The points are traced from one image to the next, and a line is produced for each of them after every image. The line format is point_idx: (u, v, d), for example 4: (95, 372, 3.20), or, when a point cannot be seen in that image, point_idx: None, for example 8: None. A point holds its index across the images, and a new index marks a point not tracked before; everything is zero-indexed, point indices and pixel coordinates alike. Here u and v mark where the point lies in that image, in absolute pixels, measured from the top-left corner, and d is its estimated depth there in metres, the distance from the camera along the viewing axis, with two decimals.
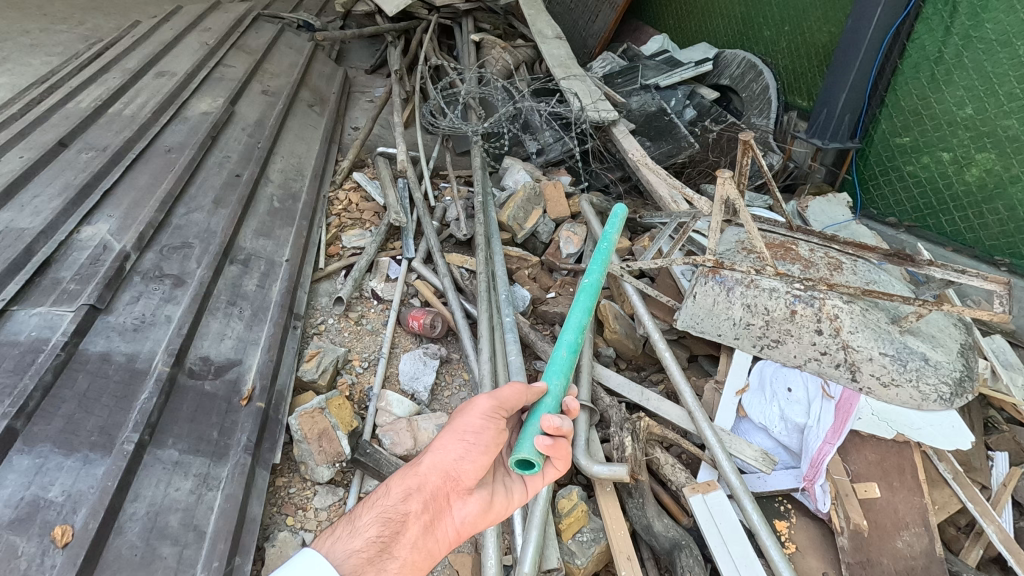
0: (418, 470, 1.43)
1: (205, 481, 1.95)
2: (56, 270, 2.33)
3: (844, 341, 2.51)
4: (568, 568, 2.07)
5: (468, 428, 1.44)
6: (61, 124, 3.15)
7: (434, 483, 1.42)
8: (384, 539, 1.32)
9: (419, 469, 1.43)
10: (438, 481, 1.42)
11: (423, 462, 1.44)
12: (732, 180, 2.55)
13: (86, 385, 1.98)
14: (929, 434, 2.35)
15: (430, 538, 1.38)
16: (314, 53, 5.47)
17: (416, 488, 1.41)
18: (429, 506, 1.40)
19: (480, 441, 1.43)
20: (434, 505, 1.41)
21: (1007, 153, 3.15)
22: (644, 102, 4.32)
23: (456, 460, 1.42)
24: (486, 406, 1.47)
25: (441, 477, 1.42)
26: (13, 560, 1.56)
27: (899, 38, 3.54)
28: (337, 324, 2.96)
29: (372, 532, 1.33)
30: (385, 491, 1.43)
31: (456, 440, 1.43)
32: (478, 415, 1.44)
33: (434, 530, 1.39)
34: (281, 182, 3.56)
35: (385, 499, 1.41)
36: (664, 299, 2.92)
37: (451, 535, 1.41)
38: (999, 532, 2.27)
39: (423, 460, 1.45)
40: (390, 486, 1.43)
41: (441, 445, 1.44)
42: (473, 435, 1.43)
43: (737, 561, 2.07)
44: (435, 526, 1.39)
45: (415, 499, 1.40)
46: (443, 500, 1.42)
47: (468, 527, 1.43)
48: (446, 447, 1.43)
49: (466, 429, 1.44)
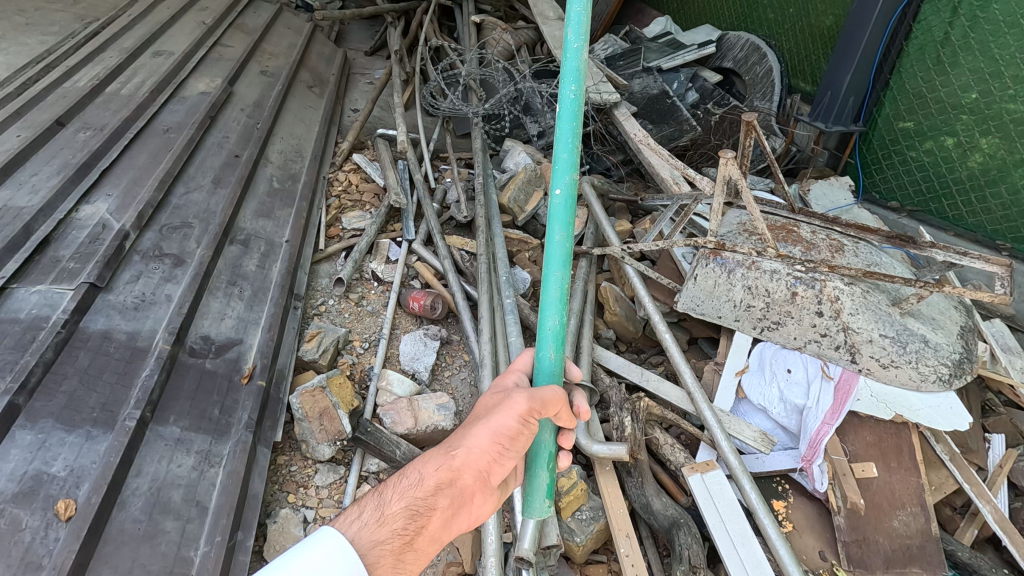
0: (454, 463, 1.28)
1: (207, 458, 1.96)
2: (56, 248, 2.33)
3: (844, 323, 2.48)
4: (567, 545, 2.10)
5: (506, 429, 1.28)
6: (59, 103, 3.12)
7: (470, 480, 1.28)
8: (411, 536, 1.18)
9: (457, 461, 1.28)
10: (471, 478, 1.29)
11: (460, 453, 1.28)
12: (734, 160, 2.51)
13: (87, 362, 1.98)
14: (927, 415, 2.36)
15: (447, 533, 1.27)
16: (312, 34, 5.42)
17: (450, 482, 1.27)
18: (457, 502, 1.28)
19: (514, 445, 1.31)
20: (463, 502, 1.29)
21: (1012, 137, 3.13)
22: (646, 85, 4.25)
23: (492, 460, 1.29)
24: (527, 412, 1.28)
25: (478, 475, 1.29)
26: (17, 533, 1.57)
27: (905, 19, 3.48)
28: (338, 305, 2.96)
29: (397, 527, 1.18)
30: (416, 478, 1.27)
31: (494, 445, 1.29)
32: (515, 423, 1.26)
33: (453, 526, 1.28)
34: (280, 164, 3.54)
35: (414, 489, 1.26)
36: (665, 281, 2.89)
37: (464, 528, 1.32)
38: (994, 513, 2.29)
39: (460, 450, 1.29)
40: (421, 473, 1.28)
41: (482, 442, 1.29)
42: (508, 441, 1.30)
43: (734, 539, 2.08)
44: (454, 521, 1.29)
45: (444, 493, 1.27)
46: (470, 497, 1.30)
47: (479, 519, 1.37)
48: (487, 445, 1.29)
49: (505, 432, 1.29)
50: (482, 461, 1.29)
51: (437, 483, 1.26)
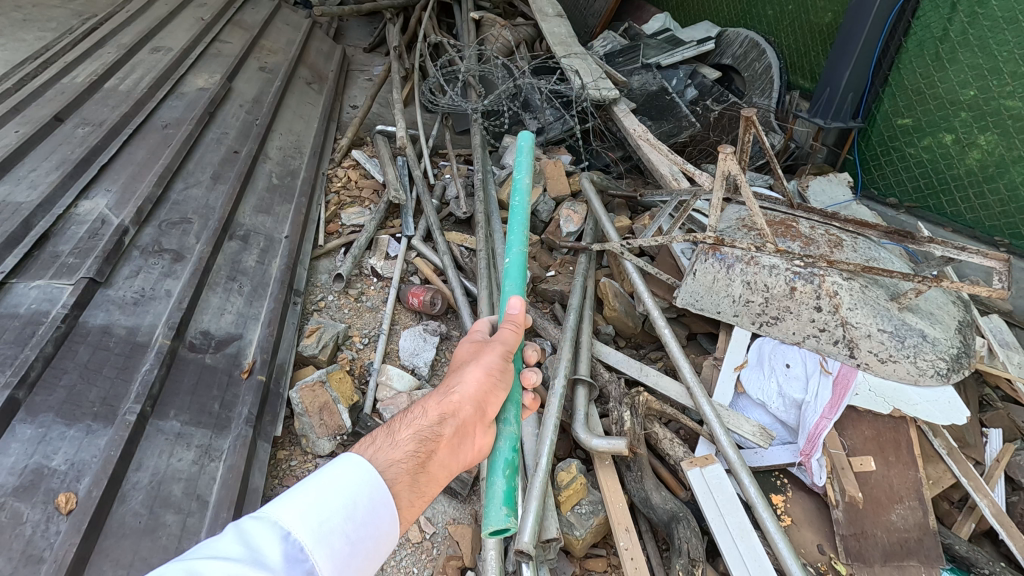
0: (454, 396, 1.36)
1: (208, 452, 1.97)
2: (55, 244, 2.32)
3: (842, 318, 2.49)
4: (567, 539, 2.10)
5: (494, 365, 1.45)
6: (57, 99, 3.11)
7: (471, 410, 1.37)
8: (425, 457, 1.23)
9: (456, 395, 1.37)
10: (471, 410, 1.37)
11: (459, 388, 1.38)
12: (733, 155, 2.51)
13: (87, 357, 1.98)
14: (925, 409, 2.38)
15: (455, 462, 1.32)
16: (311, 30, 5.41)
17: (453, 412, 1.34)
18: (461, 432, 1.34)
19: (503, 379, 1.46)
20: (466, 433, 1.35)
21: (1010, 133, 3.13)
22: (645, 81, 4.26)
23: (486, 391, 1.41)
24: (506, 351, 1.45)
25: (476, 407, 1.38)
26: (18, 526, 1.57)
27: (904, 16, 3.49)
28: (337, 300, 2.96)
29: (411, 449, 1.22)
30: (420, 412, 1.33)
31: (486, 378, 1.42)
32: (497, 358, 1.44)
33: (460, 453, 1.33)
34: (280, 160, 3.53)
35: (421, 419, 1.31)
36: (664, 276, 2.90)
37: (469, 462, 1.37)
38: (991, 506, 2.31)
39: (458, 386, 1.39)
40: (425, 408, 1.34)
41: (475, 377, 1.41)
42: (498, 374, 1.44)
43: (733, 532, 2.09)
44: (460, 450, 1.34)
45: (449, 424, 1.33)
46: (472, 430, 1.38)
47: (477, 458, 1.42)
48: (479, 379, 1.41)
49: (493, 369, 1.44)
50: (478, 392, 1.39)
51: (441, 414, 1.33)
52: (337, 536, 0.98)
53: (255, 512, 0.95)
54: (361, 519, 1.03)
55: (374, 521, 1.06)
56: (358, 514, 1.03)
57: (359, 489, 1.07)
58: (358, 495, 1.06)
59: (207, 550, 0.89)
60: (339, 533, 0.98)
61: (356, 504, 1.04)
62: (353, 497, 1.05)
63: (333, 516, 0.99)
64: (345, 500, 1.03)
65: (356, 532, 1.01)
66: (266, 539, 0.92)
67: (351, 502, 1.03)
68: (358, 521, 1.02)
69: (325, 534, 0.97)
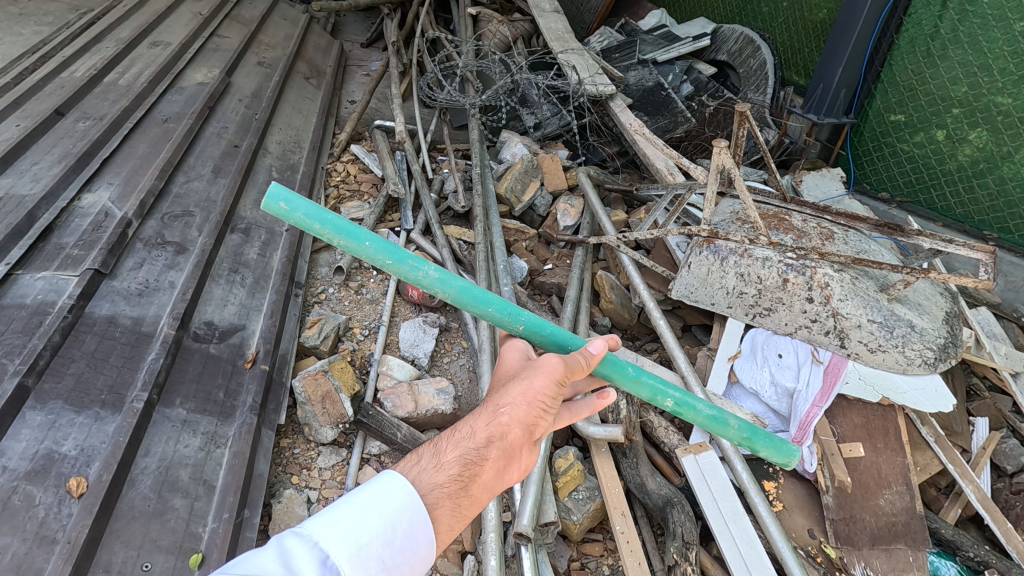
0: (502, 417, 1.22)
1: (213, 439, 2.01)
2: (59, 236, 2.35)
3: (833, 308, 2.56)
4: (564, 524, 2.15)
5: (544, 388, 1.27)
6: (57, 94, 3.13)
7: (519, 434, 1.22)
8: (468, 482, 1.15)
9: (504, 416, 1.22)
10: (520, 433, 1.23)
11: (507, 410, 1.23)
12: (728, 149, 2.55)
13: (94, 346, 2.02)
14: (912, 397, 2.45)
15: (501, 484, 1.22)
16: (309, 26, 5.42)
17: (500, 435, 1.21)
18: (508, 455, 1.21)
19: (555, 400, 1.30)
20: (514, 455, 1.23)
21: (999, 129, 3.19)
22: (642, 77, 4.33)
23: (536, 412, 1.26)
24: (557, 372, 1.30)
25: (526, 429, 1.24)
26: (31, 508, 1.61)
27: (896, 12, 3.54)
28: (338, 293, 3.00)
29: (452, 473, 1.15)
30: (466, 430, 1.22)
31: (536, 401, 1.25)
32: (551, 380, 1.28)
33: (506, 476, 1.22)
34: (279, 154, 3.56)
35: (466, 440, 1.20)
36: (659, 269, 2.96)
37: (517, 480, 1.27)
38: (977, 492, 2.37)
39: (507, 406, 1.24)
40: (472, 427, 1.22)
41: (525, 397, 1.25)
42: (549, 398, 1.28)
43: (726, 517, 2.15)
44: (507, 472, 1.23)
45: (494, 445, 1.21)
46: (521, 451, 1.24)
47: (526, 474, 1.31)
48: (529, 401, 1.25)
49: (543, 392, 1.27)
50: (528, 415, 1.24)
51: (487, 436, 1.20)
52: (373, 560, 0.96)
53: (295, 528, 0.94)
54: (398, 545, 1.01)
55: (412, 546, 1.03)
56: (397, 539, 1.01)
57: (398, 513, 1.03)
58: (398, 517, 1.03)
59: (247, 565, 0.87)
60: (375, 557, 0.97)
61: (394, 528, 1.01)
62: (392, 520, 1.02)
63: (370, 541, 0.97)
64: (384, 524, 1.00)
65: (392, 558, 0.99)
66: (305, 560, 0.90)
67: (390, 526, 1.01)
68: (395, 546, 1.00)
69: (361, 558, 0.95)
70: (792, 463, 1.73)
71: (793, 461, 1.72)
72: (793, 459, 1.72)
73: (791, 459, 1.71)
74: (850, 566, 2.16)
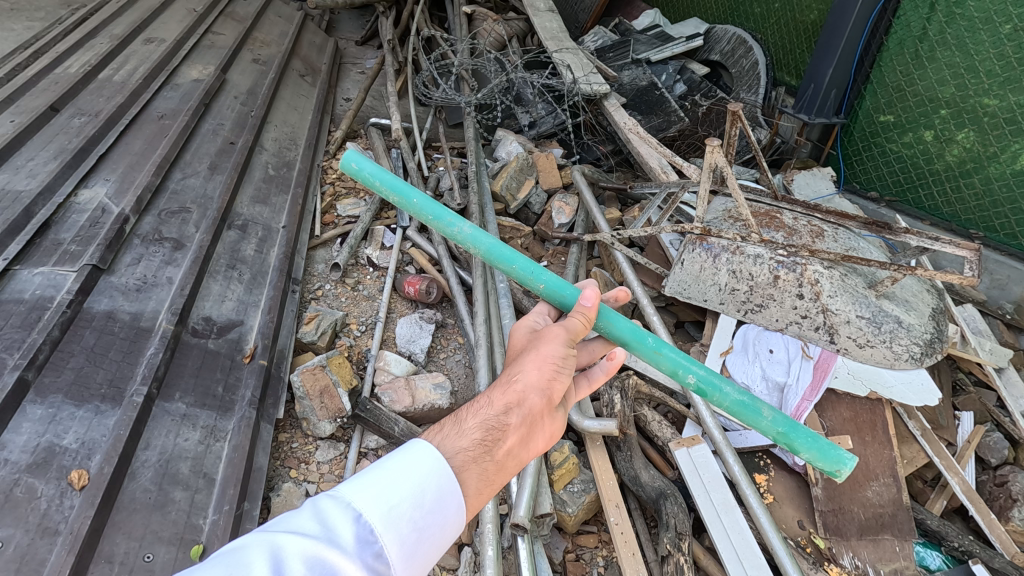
0: (517, 384, 1.24)
1: (213, 433, 2.03)
2: (56, 231, 2.36)
3: (823, 304, 2.62)
4: (560, 516, 2.20)
5: (556, 354, 1.30)
6: (51, 90, 3.12)
7: (537, 401, 1.23)
8: (492, 447, 1.15)
9: (520, 383, 1.24)
10: (538, 398, 1.24)
11: (521, 377, 1.25)
12: (721, 148, 2.58)
13: (93, 341, 2.03)
14: (899, 390, 2.51)
15: (526, 452, 1.22)
16: (303, 23, 5.42)
17: (519, 402, 1.22)
18: (529, 421, 1.22)
19: (568, 366, 1.31)
20: (534, 423, 1.23)
21: (985, 130, 3.26)
22: (635, 77, 4.37)
23: (551, 377, 1.27)
24: (563, 336, 1.34)
25: (544, 395, 1.25)
26: (33, 500, 1.62)
27: (885, 14, 3.60)
28: (335, 289, 3.02)
29: (475, 438, 1.16)
30: (485, 399, 1.23)
31: (548, 365, 1.27)
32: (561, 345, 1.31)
33: (530, 443, 1.23)
34: (275, 152, 3.58)
35: (485, 407, 1.21)
36: (653, 266, 3.03)
37: (541, 448, 1.27)
38: (962, 484, 2.43)
39: (521, 374, 1.26)
40: (490, 396, 1.23)
41: (538, 364, 1.28)
42: (562, 363, 1.30)
43: (718, 508, 2.19)
44: (531, 438, 1.24)
45: (514, 413, 1.21)
46: (541, 417, 1.25)
47: (550, 443, 1.31)
48: (541, 366, 1.27)
49: (554, 356, 1.30)
50: (542, 379, 1.26)
51: (506, 403, 1.21)
52: (405, 521, 0.99)
53: (329, 492, 0.98)
54: (429, 508, 1.02)
55: (442, 510, 1.04)
56: (427, 502, 1.03)
57: (426, 478, 1.05)
58: (427, 482, 1.05)
59: (286, 525, 0.93)
60: (407, 518, 0.99)
61: (423, 492, 1.03)
62: (421, 485, 1.04)
63: (401, 502, 1.00)
64: (413, 487, 1.02)
65: (423, 520, 1.01)
66: (339, 520, 0.94)
67: (418, 489, 1.03)
68: (426, 509, 1.02)
69: (392, 519, 0.97)
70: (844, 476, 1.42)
71: (842, 475, 1.42)
72: (842, 473, 1.42)
73: (841, 471, 1.42)
74: (838, 556, 2.22)
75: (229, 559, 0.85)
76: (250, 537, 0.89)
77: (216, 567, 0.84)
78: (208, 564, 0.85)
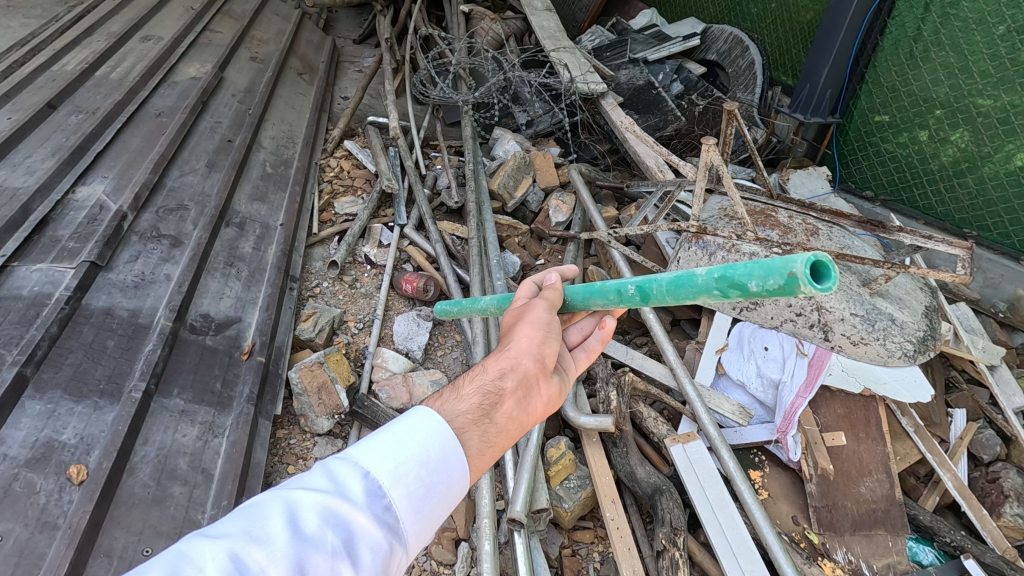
0: (510, 350, 1.20)
1: (211, 428, 2.04)
2: (54, 229, 2.36)
3: (817, 302, 2.65)
4: (556, 511, 2.22)
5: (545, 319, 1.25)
6: (48, 87, 3.11)
7: (531, 365, 1.18)
8: (490, 410, 1.13)
9: (513, 349, 1.20)
10: (532, 363, 1.19)
11: (514, 342, 1.21)
12: (717, 146, 2.60)
13: (91, 337, 2.04)
14: (893, 387, 2.52)
15: (527, 416, 1.18)
16: (301, 21, 5.41)
17: (513, 366, 1.17)
18: (525, 385, 1.18)
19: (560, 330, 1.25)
20: (532, 388, 1.19)
21: (979, 130, 3.29)
22: (632, 76, 4.38)
23: (544, 342, 1.22)
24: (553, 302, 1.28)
25: (537, 359, 1.20)
26: (32, 495, 1.63)
27: (880, 14, 3.62)
28: (332, 287, 3.03)
29: (473, 402, 1.14)
30: (481, 366, 1.21)
31: (538, 330, 1.23)
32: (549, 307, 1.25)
33: (530, 407, 1.18)
34: (273, 149, 3.58)
35: (481, 373, 1.19)
36: (649, 263, 3.05)
37: (541, 414, 1.22)
38: (954, 480, 2.46)
39: (513, 341, 1.22)
40: (485, 362, 1.20)
41: (528, 329, 1.23)
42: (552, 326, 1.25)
43: (712, 503, 2.21)
44: (530, 403, 1.19)
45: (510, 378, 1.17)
46: (537, 381, 1.20)
47: (551, 410, 1.25)
48: (532, 330, 1.23)
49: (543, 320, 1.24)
50: (534, 344, 1.21)
51: (499, 368, 1.17)
52: (412, 478, 1.00)
53: (339, 453, 1.00)
54: (435, 466, 1.03)
55: (448, 469, 1.05)
56: (432, 460, 1.03)
57: (431, 438, 1.06)
58: (433, 441, 1.05)
59: (299, 482, 0.96)
60: (414, 475, 1.00)
61: (429, 451, 1.04)
62: (426, 444, 1.04)
63: (407, 460, 1.01)
64: (418, 446, 1.03)
65: (430, 477, 1.02)
66: (349, 477, 0.96)
67: (424, 448, 1.04)
68: (432, 467, 1.03)
69: (400, 475, 0.99)
70: (800, 273, 0.84)
71: (799, 276, 0.85)
72: (795, 271, 0.85)
73: (791, 271, 0.85)
74: (832, 551, 2.24)
75: (247, 513, 0.88)
76: (266, 494, 0.92)
77: (235, 520, 0.87)
78: (228, 518, 0.89)
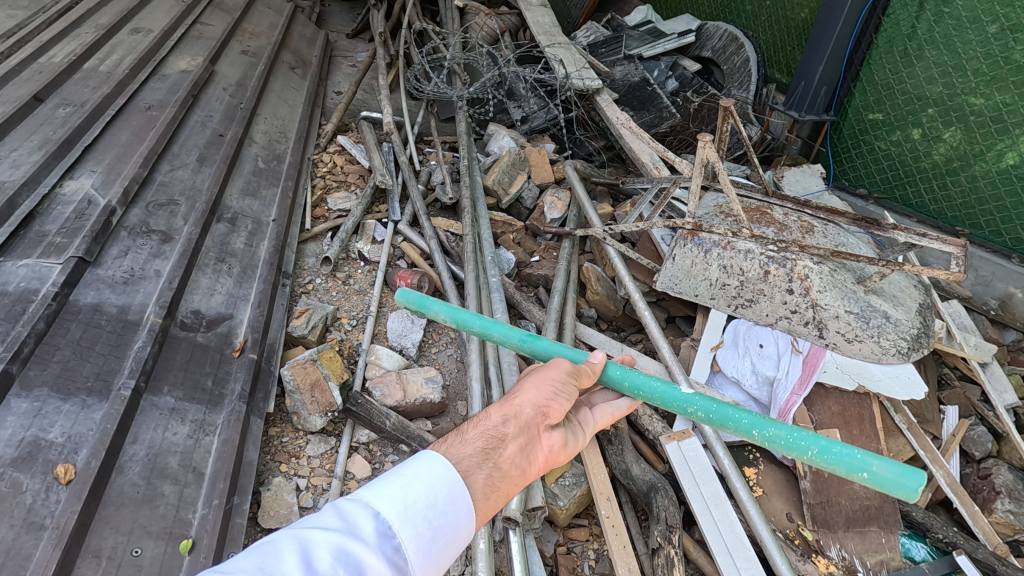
0: (514, 399, 1.27)
1: (202, 427, 2.01)
2: (41, 224, 2.32)
3: (813, 300, 2.63)
4: (552, 509, 2.20)
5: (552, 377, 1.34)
6: (35, 79, 3.06)
7: (533, 413, 1.26)
8: (493, 453, 1.16)
9: (517, 398, 1.27)
10: (534, 413, 1.27)
11: (519, 393, 1.28)
12: (712, 143, 2.59)
13: (79, 333, 2.01)
14: (886, 384, 2.53)
15: (529, 464, 1.21)
16: (293, 14, 5.35)
17: (515, 414, 1.24)
18: (527, 433, 1.23)
19: (567, 392, 1.34)
20: (534, 435, 1.24)
21: (972, 128, 3.30)
22: (627, 72, 4.33)
23: (548, 396, 1.30)
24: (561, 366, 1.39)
25: (539, 409, 1.27)
26: (18, 495, 1.60)
27: (875, 12, 3.62)
28: (325, 283, 3.00)
29: (477, 446, 1.16)
30: (485, 415, 1.25)
31: (546, 385, 1.32)
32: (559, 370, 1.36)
33: (531, 454, 1.21)
34: (265, 144, 3.54)
35: (485, 420, 1.23)
36: (645, 261, 3.01)
37: (543, 466, 1.25)
38: (946, 476, 2.47)
39: (518, 392, 1.29)
40: (488, 411, 1.25)
41: (536, 384, 1.32)
42: (560, 386, 1.33)
43: (707, 501, 2.21)
44: (531, 452, 1.22)
45: (513, 425, 1.23)
46: (538, 432, 1.26)
47: (552, 464, 1.28)
48: (540, 386, 1.31)
49: (552, 378, 1.34)
50: (539, 397, 1.29)
51: (502, 415, 1.23)
52: (420, 519, 0.98)
53: (349, 495, 0.98)
54: (442, 509, 1.01)
55: (455, 512, 1.03)
56: (440, 502, 1.02)
57: (439, 480, 1.05)
58: (440, 483, 1.04)
59: (308, 522, 0.92)
60: (422, 517, 0.98)
61: (436, 493, 1.03)
62: (434, 486, 1.03)
63: (416, 501, 0.99)
64: (428, 488, 1.02)
65: (437, 520, 1.00)
66: (360, 517, 0.94)
67: (432, 490, 1.02)
68: (440, 509, 1.01)
69: (408, 516, 0.97)
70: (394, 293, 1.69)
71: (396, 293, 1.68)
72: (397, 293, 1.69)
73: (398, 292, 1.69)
74: (826, 548, 2.25)
75: (259, 550, 0.85)
76: (278, 533, 0.88)
77: (247, 557, 0.83)
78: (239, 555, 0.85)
